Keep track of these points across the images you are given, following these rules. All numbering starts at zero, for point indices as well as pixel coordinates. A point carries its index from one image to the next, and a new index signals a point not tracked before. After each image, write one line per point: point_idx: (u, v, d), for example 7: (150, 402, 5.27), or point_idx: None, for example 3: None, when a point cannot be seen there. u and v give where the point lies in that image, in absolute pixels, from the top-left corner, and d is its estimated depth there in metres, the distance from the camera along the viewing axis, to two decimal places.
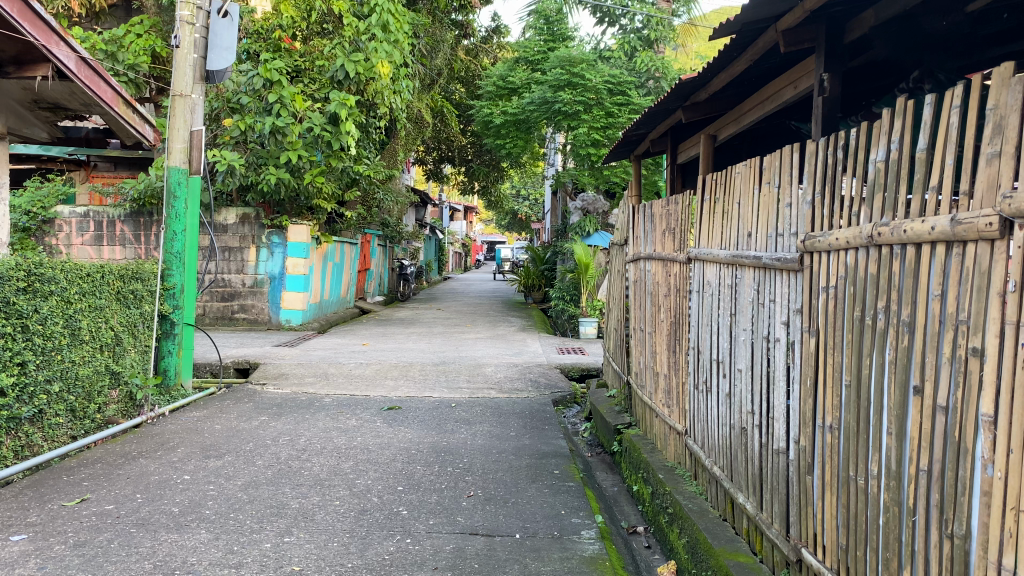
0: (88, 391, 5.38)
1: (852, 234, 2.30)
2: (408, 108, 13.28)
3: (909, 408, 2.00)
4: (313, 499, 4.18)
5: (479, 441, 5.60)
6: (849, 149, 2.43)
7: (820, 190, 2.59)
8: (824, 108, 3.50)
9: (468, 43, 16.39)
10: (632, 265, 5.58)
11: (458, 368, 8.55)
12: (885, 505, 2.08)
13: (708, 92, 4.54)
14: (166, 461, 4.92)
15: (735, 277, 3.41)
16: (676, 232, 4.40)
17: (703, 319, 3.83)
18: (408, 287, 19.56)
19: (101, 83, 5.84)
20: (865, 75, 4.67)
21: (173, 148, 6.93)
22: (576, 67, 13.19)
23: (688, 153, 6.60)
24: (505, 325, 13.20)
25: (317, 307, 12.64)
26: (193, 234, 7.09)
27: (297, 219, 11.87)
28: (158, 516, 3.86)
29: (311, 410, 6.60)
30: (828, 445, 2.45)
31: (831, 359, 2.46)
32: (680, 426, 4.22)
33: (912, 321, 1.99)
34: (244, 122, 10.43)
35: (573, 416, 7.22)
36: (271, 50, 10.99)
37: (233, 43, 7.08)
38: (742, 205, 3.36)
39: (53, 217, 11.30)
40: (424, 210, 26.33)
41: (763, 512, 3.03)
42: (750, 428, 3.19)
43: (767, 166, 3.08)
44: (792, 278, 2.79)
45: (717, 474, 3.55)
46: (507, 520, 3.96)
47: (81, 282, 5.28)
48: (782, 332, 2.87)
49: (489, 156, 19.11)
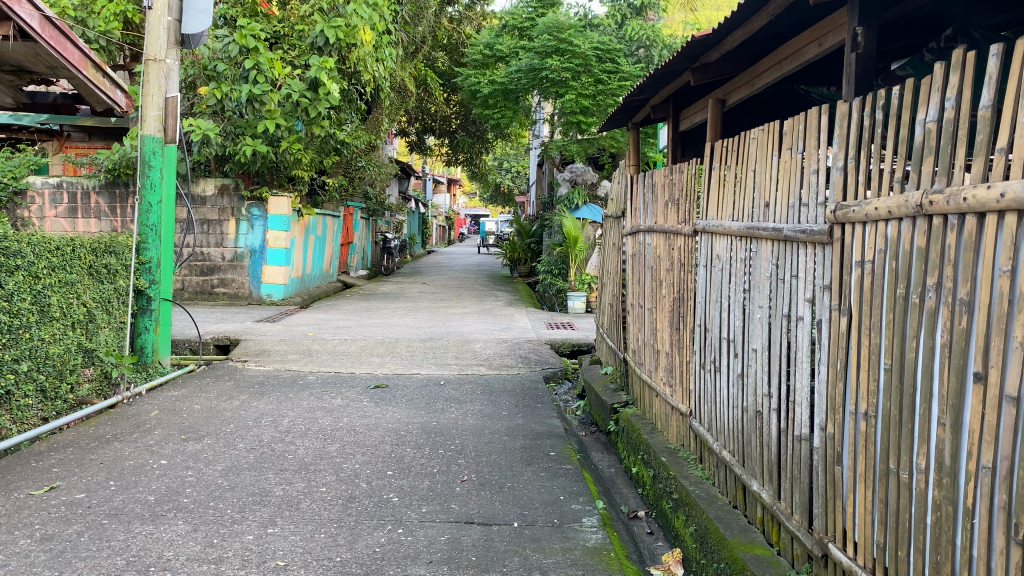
0: (59, 370, 5.11)
1: (895, 202, 2.08)
2: (391, 76, 12.97)
3: (969, 398, 1.80)
4: (298, 485, 3.95)
5: (470, 421, 5.38)
6: (891, 110, 2.20)
7: (855, 154, 2.37)
8: (858, 65, 3.22)
9: (451, 11, 16.07)
10: (630, 239, 5.38)
11: (446, 344, 8.32)
12: (936, 503, 1.90)
13: (720, 52, 4.32)
14: (141, 444, 4.66)
15: (749, 250, 3.19)
16: (680, 203, 4.18)
17: (712, 295, 3.62)
18: (392, 261, 19.29)
19: (66, 44, 5.51)
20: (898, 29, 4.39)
21: (148, 116, 6.61)
22: (566, 33, 12.76)
23: (692, 119, 6.36)
24: (492, 299, 13.00)
25: (299, 282, 12.35)
26: (170, 205, 6.79)
27: (277, 190, 11.56)
28: (133, 506, 3.62)
29: (294, 388, 6.35)
30: (862, 434, 2.25)
31: (866, 342, 2.25)
32: (684, 407, 4.02)
33: (972, 300, 1.79)
34: (220, 90, 10.05)
35: (566, 393, 7.03)
36: (247, 15, 10.61)
37: (209, 4, 6.80)
38: (757, 173, 3.13)
39: (25, 189, 10.86)
40: (407, 183, 25.89)
41: (781, 501, 2.84)
42: (766, 411, 2.99)
43: (789, 131, 2.85)
44: (819, 252, 2.57)
45: (726, 458, 3.36)
46: (504, 507, 3.75)
47: (50, 256, 4.98)
48: (806, 310, 2.67)
49: (475, 128, 18.76)
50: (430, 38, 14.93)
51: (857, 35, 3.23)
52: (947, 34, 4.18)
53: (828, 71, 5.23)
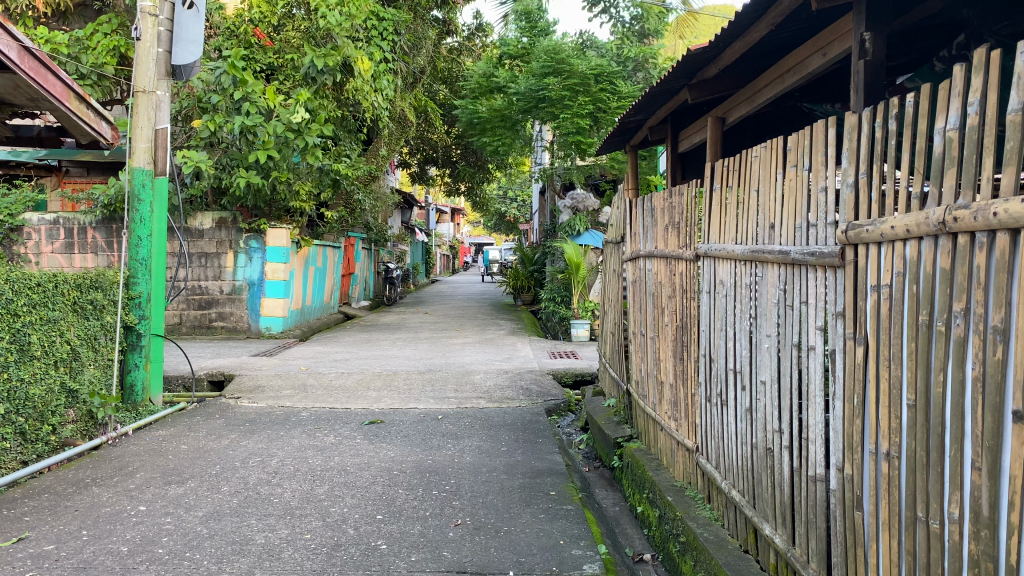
0: (40, 411, 4.90)
1: (913, 220, 1.88)
2: (390, 106, 12.91)
3: (1008, 438, 1.59)
4: (281, 532, 3.73)
5: (467, 459, 5.16)
6: (905, 119, 2.00)
7: (867, 168, 2.17)
8: (867, 73, 3.01)
9: (451, 41, 15.89)
10: (630, 265, 5.18)
11: (445, 376, 8.10)
12: (973, 559, 1.68)
13: (717, 67, 4.15)
14: (120, 489, 4.44)
15: (755, 274, 2.98)
16: (679, 227, 4.00)
17: (716, 323, 3.41)
18: (395, 291, 19.05)
19: (48, 75, 5.38)
20: (911, 37, 4.23)
21: (137, 148, 6.47)
22: (563, 55, 12.69)
23: (692, 140, 6.16)
24: (494, 328, 12.79)
25: (299, 314, 12.16)
26: (160, 239, 6.61)
27: (276, 222, 11.35)
28: (103, 558, 3.40)
29: (286, 426, 6.13)
30: (885, 477, 2.03)
31: (885, 374, 2.04)
32: (690, 442, 3.80)
33: (1007, 328, 1.59)
34: (213, 123, 9.88)
35: (568, 425, 6.81)
36: (242, 47, 10.59)
37: (200, 35, 6.65)
38: (761, 193, 2.93)
39: (21, 225, 10.75)
40: (409, 213, 25.85)
41: (796, 547, 2.61)
42: (777, 449, 2.77)
43: (793, 146, 2.67)
44: (830, 275, 2.37)
45: (735, 498, 3.13)
46: (500, 554, 3.52)
47: (31, 293, 4.79)
48: (818, 339, 2.46)
49: (476, 157, 18.67)
50: (429, 68, 14.85)
51: (865, 41, 3.01)
52: (959, 40, 4.05)
53: (831, 87, 5.09)
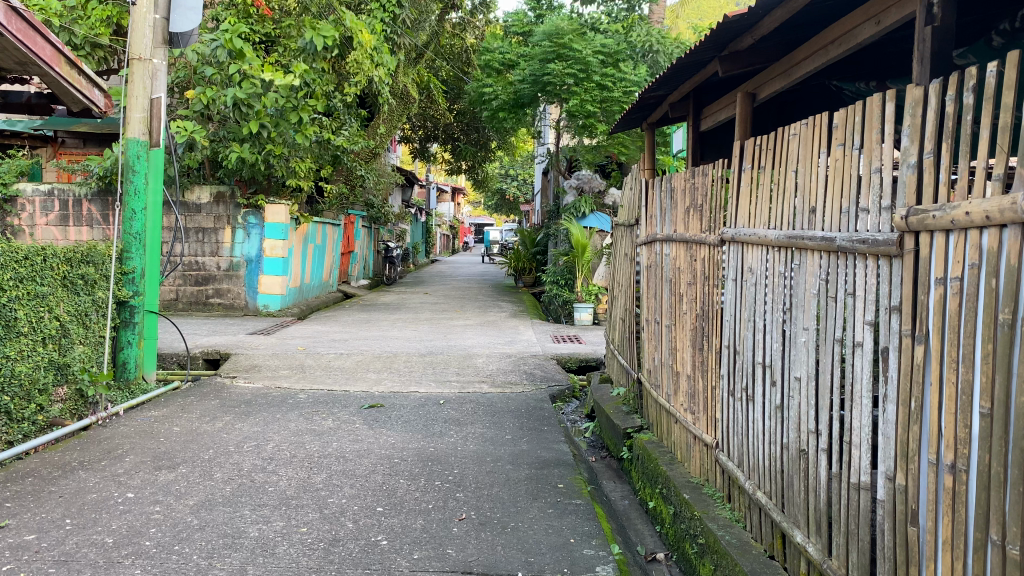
0: (26, 390, 4.68)
1: (997, 204, 1.65)
2: (391, 82, 12.67)
3: None
4: (275, 525, 3.53)
5: (471, 447, 4.96)
6: (984, 91, 1.77)
7: (934, 147, 1.94)
8: (936, 41, 2.76)
9: (456, 17, 15.42)
10: (644, 248, 4.98)
11: (446, 359, 7.88)
12: None
13: (754, 37, 3.92)
14: (108, 474, 4.24)
15: (791, 264, 2.77)
16: (702, 210, 3.78)
17: (744, 314, 3.20)
18: (393, 271, 18.73)
19: (37, 39, 5.11)
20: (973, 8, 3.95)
21: (132, 118, 6.20)
22: (564, 38, 12.41)
23: (716, 118, 5.96)
24: (496, 310, 12.60)
25: (297, 292, 11.93)
26: (155, 212, 6.37)
27: (275, 198, 11.10)
28: (86, 550, 3.20)
29: (282, 409, 5.92)
30: (948, 491, 1.82)
31: (951, 378, 1.83)
32: (708, 438, 3.59)
33: None
34: (206, 95, 9.59)
35: (572, 413, 6.62)
36: (239, 17, 10.31)
37: (199, 3, 6.42)
38: (800, 174, 2.71)
39: (15, 195, 10.54)
40: (410, 192, 25.53)
41: (833, 558, 2.40)
42: (813, 451, 2.57)
43: (840, 123, 2.45)
44: (883, 265, 2.15)
45: (760, 501, 2.93)
46: (507, 553, 3.32)
47: (17, 266, 4.55)
48: (866, 335, 2.24)
49: (479, 135, 18.37)
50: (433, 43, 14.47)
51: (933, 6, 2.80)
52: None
53: (863, 66, 4.91)
